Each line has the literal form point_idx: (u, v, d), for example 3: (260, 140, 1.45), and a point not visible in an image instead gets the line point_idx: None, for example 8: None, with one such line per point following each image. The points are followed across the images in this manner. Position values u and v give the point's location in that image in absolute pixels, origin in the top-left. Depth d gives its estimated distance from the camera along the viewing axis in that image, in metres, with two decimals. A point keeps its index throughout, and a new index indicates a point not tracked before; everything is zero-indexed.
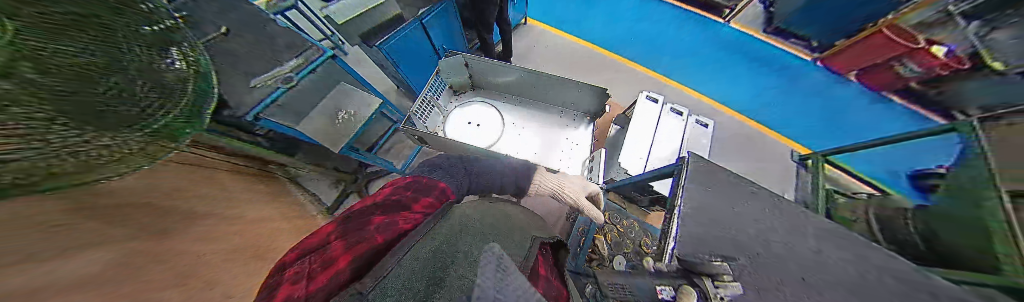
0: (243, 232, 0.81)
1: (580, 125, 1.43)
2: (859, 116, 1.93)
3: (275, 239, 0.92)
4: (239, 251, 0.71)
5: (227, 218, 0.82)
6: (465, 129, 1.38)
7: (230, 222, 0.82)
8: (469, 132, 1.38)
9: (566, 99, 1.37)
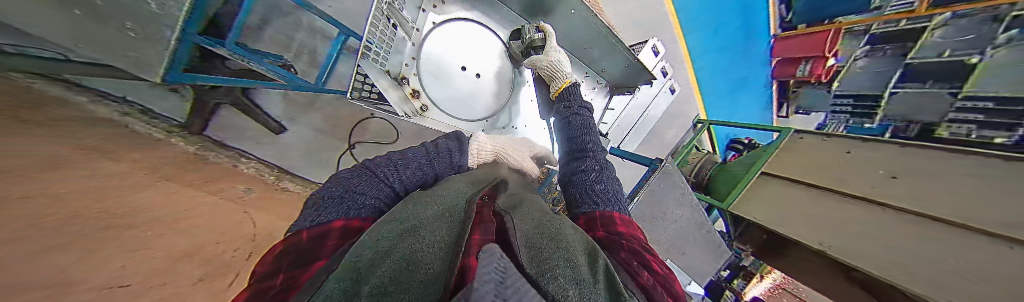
0: (61, 212, 0.49)
1: (597, 93, 1.22)
2: (755, 109, 2.04)
3: (143, 216, 0.62)
4: (59, 251, 0.44)
5: (10, 188, 0.45)
6: (449, 78, 0.83)
7: (26, 194, 0.47)
8: (450, 84, 0.84)
9: (600, 62, 1.13)
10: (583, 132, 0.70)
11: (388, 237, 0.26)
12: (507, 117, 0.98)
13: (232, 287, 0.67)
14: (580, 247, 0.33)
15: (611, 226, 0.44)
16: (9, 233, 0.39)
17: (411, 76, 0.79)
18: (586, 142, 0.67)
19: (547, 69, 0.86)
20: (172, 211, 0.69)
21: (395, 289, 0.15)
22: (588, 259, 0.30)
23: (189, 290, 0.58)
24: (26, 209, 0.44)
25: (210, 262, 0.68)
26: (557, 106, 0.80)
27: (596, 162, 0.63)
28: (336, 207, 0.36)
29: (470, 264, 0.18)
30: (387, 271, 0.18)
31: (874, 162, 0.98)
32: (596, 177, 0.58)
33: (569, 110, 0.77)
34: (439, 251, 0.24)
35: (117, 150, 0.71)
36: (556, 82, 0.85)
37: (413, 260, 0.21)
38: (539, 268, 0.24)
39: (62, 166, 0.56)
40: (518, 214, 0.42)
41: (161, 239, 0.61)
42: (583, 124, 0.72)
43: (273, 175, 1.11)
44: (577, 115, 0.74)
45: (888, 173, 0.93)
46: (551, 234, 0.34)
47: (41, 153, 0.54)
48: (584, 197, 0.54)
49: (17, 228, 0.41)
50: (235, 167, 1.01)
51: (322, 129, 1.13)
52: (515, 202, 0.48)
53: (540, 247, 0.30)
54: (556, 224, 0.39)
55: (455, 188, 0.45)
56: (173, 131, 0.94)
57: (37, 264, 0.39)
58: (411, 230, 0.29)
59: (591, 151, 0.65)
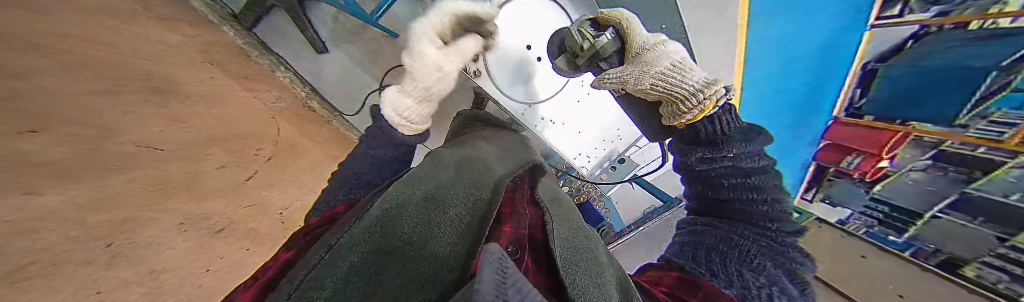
0: (97, 68, 0.52)
1: None
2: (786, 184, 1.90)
3: (178, 92, 0.67)
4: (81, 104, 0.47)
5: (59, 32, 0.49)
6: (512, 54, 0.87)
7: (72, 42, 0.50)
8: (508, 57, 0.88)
9: None
10: (751, 198, 0.46)
11: (413, 205, 0.29)
12: (550, 108, 0.96)
13: (248, 182, 0.76)
14: (609, 274, 0.30)
15: (683, 289, 0.32)
16: (53, 70, 0.45)
17: (472, 45, 0.83)
18: (757, 211, 0.44)
19: (670, 77, 0.61)
20: (206, 95, 0.74)
21: (403, 278, 0.17)
22: (618, 290, 0.28)
23: (206, 172, 0.65)
24: (73, 53, 0.50)
25: (232, 152, 0.74)
26: (694, 153, 0.57)
27: (766, 243, 0.39)
28: (343, 195, 0.45)
29: (475, 262, 0.19)
30: (402, 257, 0.20)
31: (885, 271, 0.93)
32: (753, 260, 0.36)
33: (726, 166, 0.51)
34: (458, 233, 0.26)
35: (173, 24, 0.79)
36: (685, 104, 0.59)
37: (427, 239, 0.24)
38: (566, 275, 0.24)
39: (116, 24, 0.62)
40: (555, 211, 0.40)
41: (194, 117, 0.67)
42: (750, 188, 0.47)
43: (304, 91, 1.15)
44: (740, 173, 0.49)
45: (895, 290, 0.82)
46: (580, 248, 0.32)
47: (96, 6, 0.60)
48: (684, 250, 0.42)
49: (60, 66, 0.46)
50: (272, 72, 1.06)
51: (358, 62, 1.11)
52: (553, 198, 0.46)
53: (566, 255, 0.28)
54: (586, 237, 0.37)
55: (489, 166, 0.45)
56: (227, 21, 1.00)
57: (74, 104, 0.46)
58: (438, 202, 0.31)
59: (744, 212, 0.45)
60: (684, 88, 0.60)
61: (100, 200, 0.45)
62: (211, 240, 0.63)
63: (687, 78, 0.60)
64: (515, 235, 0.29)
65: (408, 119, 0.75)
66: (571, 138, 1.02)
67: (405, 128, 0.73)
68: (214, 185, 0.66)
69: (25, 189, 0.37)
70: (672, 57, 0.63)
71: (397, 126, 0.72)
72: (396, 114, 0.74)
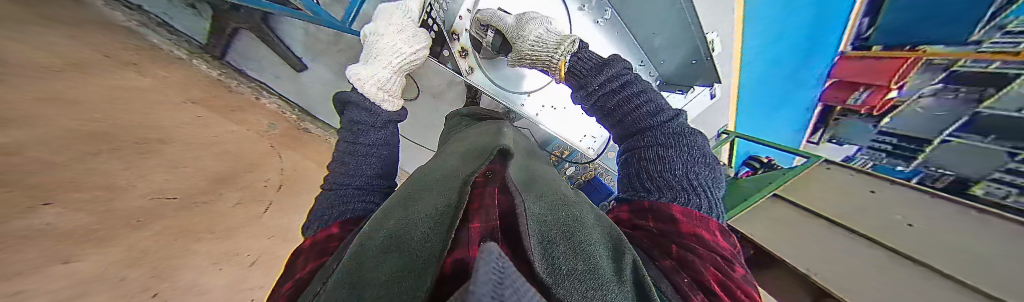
0: (88, 126, 0.52)
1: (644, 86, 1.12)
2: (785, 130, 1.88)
3: (175, 136, 0.66)
4: (83, 167, 0.47)
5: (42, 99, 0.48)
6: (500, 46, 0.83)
7: (58, 106, 0.50)
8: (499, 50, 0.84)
9: (660, 50, 1.01)
10: (636, 107, 0.47)
11: (384, 229, 0.27)
12: (547, 97, 0.96)
13: (265, 213, 0.78)
14: (601, 238, 0.27)
15: (659, 218, 0.32)
16: (39, 139, 0.44)
17: (463, 32, 0.72)
18: (640, 121, 0.45)
19: (534, 48, 0.67)
20: (203, 135, 0.73)
21: None
22: (611, 254, 0.25)
23: (225, 211, 0.67)
24: (58, 115, 0.48)
25: (245, 188, 0.76)
26: (582, 87, 0.55)
27: (674, 144, 0.40)
28: (327, 214, 0.41)
29: (439, 274, 0.16)
30: (365, 286, 0.18)
31: (896, 202, 0.92)
32: (674, 167, 0.38)
33: (608, 83, 0.51)
34: (430, 243, 0.23)
35: (142, 66, 0.75)
36: (553, 68, 0.64)
37: (393, 261, 0.21)
38: (552, 269, 0.20)
39: (88, 78, 0.59)
40: (529, 189, 0.35)
41: (196, 160, 0.67)
42: (630, 95, 0.48)
43: (294, 115, 1.13)
44: (619, 83, 0.51)
45: (905, 219, 0.83)
46: (565, 218, 0.29)
47: (59, 62, 0.57)
48: (635, 179, 0.41)
49: (49, 134, 0.45)
50: (258, 100, 1.03)
51: (342, 75, 1.05)
52: (533, 177, 0.41)
53: (552, 235, 0.25)
54: (573, 205, 0.33)
55: (459, 167, 0.41)
56: (194, 53, 0.95)
57: (82, 169, 0.46)
58: (407, 219, 0.28)
59: (650, 118, 0.45)
60: (548, 52, 0.64)
61: (141, 254, 0.48)
62: (247, 274, 0.67)
63: (545, 44, 0.65)
64: (487, 228, 0.24)
65: (388, 92, 0.67)
66: (572, 120, 1.03)
67: (385, 103, 0.64)
68: (234, 222, 0.68)
69: (63, 258, 0.39)
70: (539, 29, 0.69)
71: (378, 100, 0.63)
72: (375, 86, 0.65)
